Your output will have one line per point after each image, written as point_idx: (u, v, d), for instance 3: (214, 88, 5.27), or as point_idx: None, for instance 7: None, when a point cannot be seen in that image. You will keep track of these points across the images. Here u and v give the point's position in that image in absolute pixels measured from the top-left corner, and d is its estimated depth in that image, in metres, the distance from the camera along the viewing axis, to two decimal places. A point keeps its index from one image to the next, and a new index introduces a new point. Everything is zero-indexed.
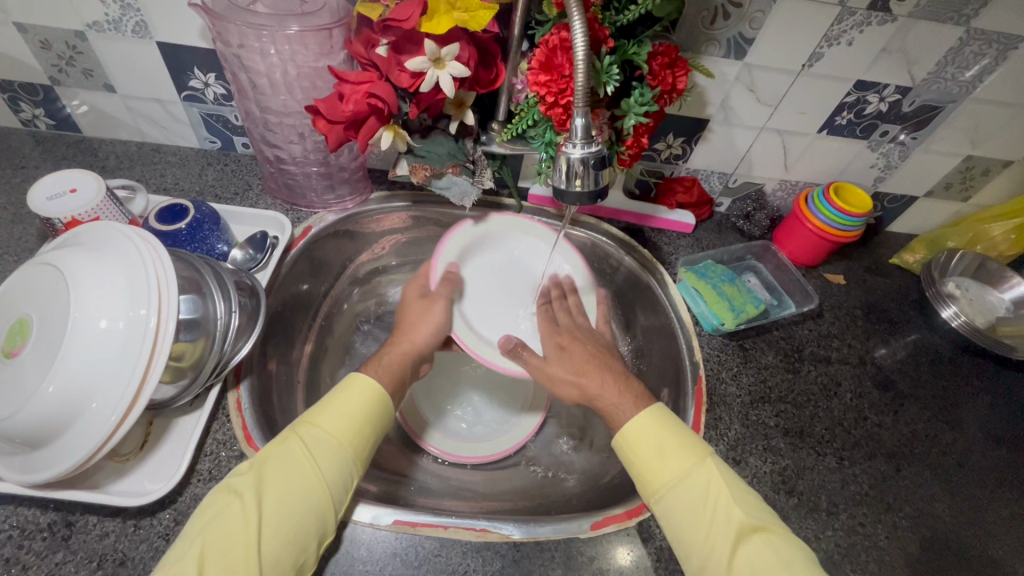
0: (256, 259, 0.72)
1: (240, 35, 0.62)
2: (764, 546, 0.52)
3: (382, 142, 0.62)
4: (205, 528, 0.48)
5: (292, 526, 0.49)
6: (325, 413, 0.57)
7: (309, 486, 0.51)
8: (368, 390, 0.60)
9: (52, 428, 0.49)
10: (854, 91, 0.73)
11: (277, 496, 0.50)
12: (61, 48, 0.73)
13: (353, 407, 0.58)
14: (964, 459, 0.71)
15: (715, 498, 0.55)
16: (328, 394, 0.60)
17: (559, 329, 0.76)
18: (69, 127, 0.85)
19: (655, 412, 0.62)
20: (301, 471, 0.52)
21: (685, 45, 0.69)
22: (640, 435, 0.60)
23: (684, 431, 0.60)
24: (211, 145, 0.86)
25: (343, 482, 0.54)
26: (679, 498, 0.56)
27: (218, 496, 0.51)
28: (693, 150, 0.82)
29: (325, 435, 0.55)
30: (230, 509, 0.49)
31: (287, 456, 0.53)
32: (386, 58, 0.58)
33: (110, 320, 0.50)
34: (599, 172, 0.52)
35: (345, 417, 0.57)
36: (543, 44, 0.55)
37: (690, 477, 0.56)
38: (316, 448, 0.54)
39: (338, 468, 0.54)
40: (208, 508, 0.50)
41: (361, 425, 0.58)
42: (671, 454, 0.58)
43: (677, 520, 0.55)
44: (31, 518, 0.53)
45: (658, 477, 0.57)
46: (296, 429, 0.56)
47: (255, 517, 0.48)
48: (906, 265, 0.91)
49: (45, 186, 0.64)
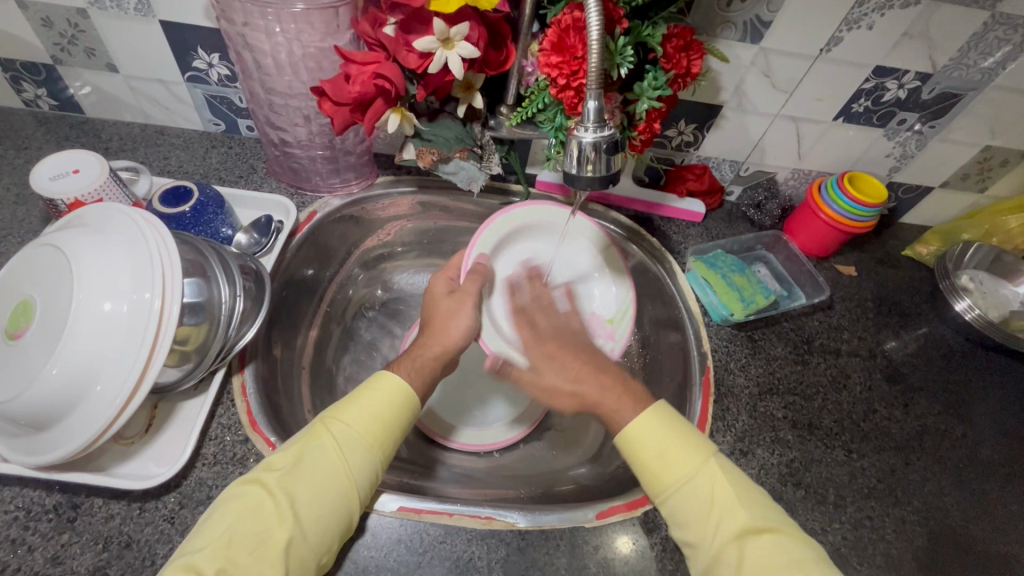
0: (261, 243, 0.71)
1: (245, 13, 0.61)
2: (767, 546, 0.51)
3: (389, 125, 0.61)
4: (235, 526, 0.47)
5: (322, 528, 0.49)
6: (353, 409, 0.56)
7: (340, 487, 0.51)
8: (400, 389, 0.58)
9: (56, 410, 0.48)
10: (872, 77, 0.71)
11: (310, 496, 0.50)
12: (63, 26, 0.72)
13: (385, 406, 0.57)
14: (974, 453, 0.71)
15: (717, 501, 0.54)
16: (357, 389, 0.58)
17: (540, 337, 0.73)
18: (71, 107, 0.84)
19: (655, 411, 0.59)
20: (332, 473, 0.51)
21: (700, 28, 0.67)
22: (642, 438, 0.57)
23: (686, 432, 0.58)
24: (215, 127, 0.85)
25: (369, 481, 0.54)
26: (676, 503, 0.55)
27: (245, 490, 0.50)
28: (706, 137, 0.80)
29: (356, 435, 0.54)
30: (261, 509, 0.48)
31: (316, 454, 0.52)
32: (394, 37, 0.56)
33: (114, 302, 0.49)
34: (611, 157, 0.51)
35: (377, 417, 0.56)
36: (555, 24, 0.54)
37: (693, 482, 0.55)
38: (347, 447, 0.53)
39: (367, 469, 0.53)
40: (235, 501, 0.49)
41: (391, 424, 0.56)
42: (673, 456, 0.56)
43: (683, 520, 0.55)
44: (37, 499, 0.53)
45: (662, 479, 0.56)
46: (325, 423, 0.54)
47: (286, 519, 0.48)
48: (919, 257, 0.90)
49: (48, 166, 0.64)
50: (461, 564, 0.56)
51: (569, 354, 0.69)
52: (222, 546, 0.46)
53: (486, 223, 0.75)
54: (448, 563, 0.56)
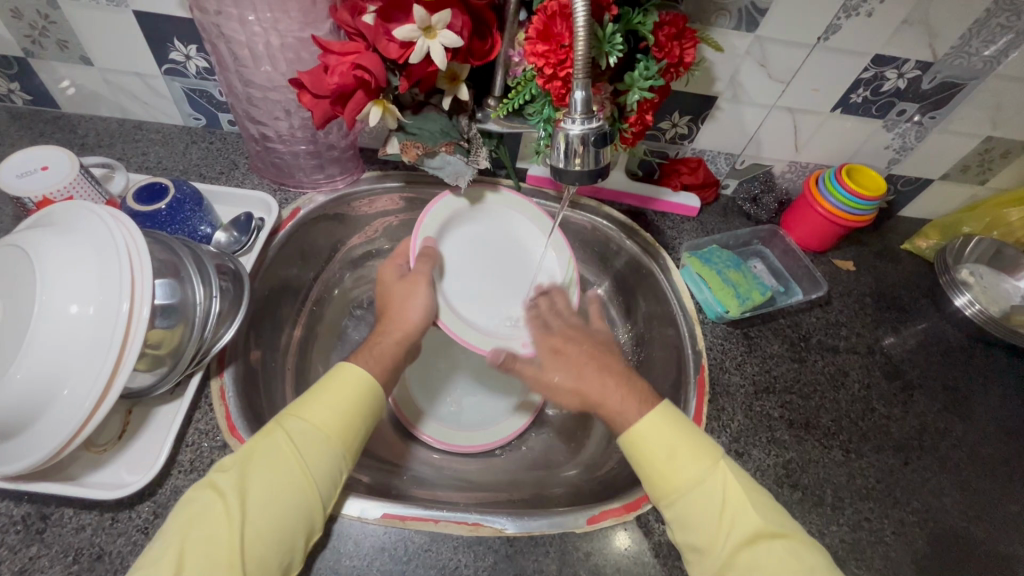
0: (241, 241, 0.69)
1: (219, 2, 0.58)
2: (781, 551, 0.50)
3: (370, 118, 0.58)
4: (187, 530, 0.46)
5: (278, 528, 0.47)
6: (311, 404, 0.54)
7: (296, 484, 0.49)
8: (360, 379, 0.57)
9: (21, 418, 0.46)
10: (871, 67, 0.69)
11: (263, 495, 0.48)
12: (33, 17, 0.69)
13: (343, 398, 0.55)
14: (974, 451, 0.69)
15: (725, 507, 0.53)
16: (318, 383, 0.56)
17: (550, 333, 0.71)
18: (46, 102, 0.81)
19: (661, 412, 0.58)
20: (287, 469, 0.50)
21: (693, 16, 0.64)
22: (650, 441, 0.56)
23: (695, 434, 0.57)
24: (196, 122, 0.83)
25: (331, 478, 0.52)
26: (682, 510, 0.54)
27: (199, 494, 0.48)
28: (700, 129, 0.78)
29: (313, 429, 0.52)
30: (212, 511, 0.46)
31: (270, 451, 0.50)
32: (373, 26, 0.54)
33: (80, 304, 0.47)
34: (600, 150, 0.49)
35: (336, 411, 0.54)
36: (542, 11, 0.51)
37: (700, 487, 0.54)
38: (303, 443, 0.51)
39: (328, 465, 0.52)
40: (189, 505, 0.47)
41: (352, 417, 0.55)
42: (685, 460, 0.55)
43: (689, 525, 0.53)
44: (5, 510, 0.51)
45: (671, 484, 0.55)
46: (282, 420, 0.53)
47: (236, 517, 0.46)
48: (918, 251, 0.88)
49: (15, 162, 0.61)
50: (446, 572, 0.54)
51: (578, 350, 0.66)
52: (176, 552, 0.44)
53: (429, 207, 0.73)
54: (433, 571, 0.54)
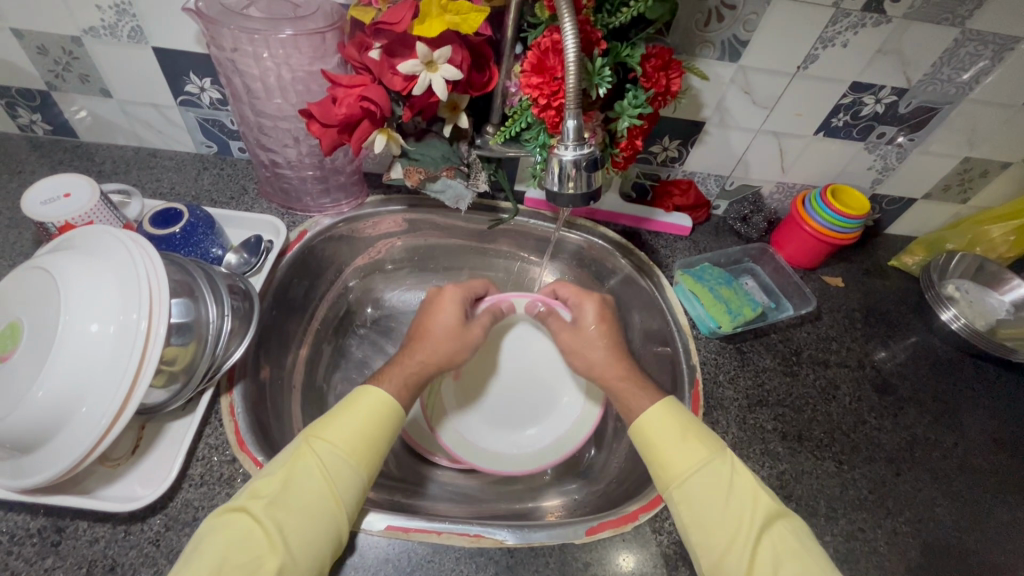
0: (251, 263, 0.72)
1: (234, 40, 0.62)
2: (785, 533, 0.54)
3: (376, 145, 0.62)
4: (222, 554, 0.47)
5: (313, 549, 0.49)
6: (336, 427, 0.56)
7: (328, 508, 0.51)
8: (380, 400, 0.58)
9: (41, 433, 0.48)
10: (849, 93, 0.73)
11: (298, 519, 0.50)
12: (57, 53, 0.73)
13: (368, 420, 0.57)
14: (964, 462, 0.71)
15: (731, 484, 0.56)
16: (341, 404, 0.58)
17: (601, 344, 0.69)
18: (66, 131, 0.85)
19: (668, 403, 0.62)
20: (318, 492, 0.52)
21: (679, 48, 0.68)
22: (653, 431, 0.60)
23: (693, 427, 0.60)
24: (207, 149, 0.86)
25: (357, 497, 0.54)
26: (690, 491, 0.56)
27: (230, 517, 0.49)
28: (689, 153, 0.82)
29: (340, 452, 0.54)
30: (247, 534, 0.48)
31: (302, 475, 0.52)
32: (379, 61, 0.58)
33: (101, 323, 0.50)
34: (591, 174, 0.53)
35: (357, 430, 0.56)
36: (535, 46, 0.55)
37: (706, 471, 0.57)
38: (332, 466, 0.53)
39: (354, 485, 0.54)
40: (220, 530, 0.49)
41: (375, 437, 0.57)
42: (687, 449, 0.58)
43: (698, 515, 0.55)
44: (22, 523, 0.53)
45: (673, 473, 0.57)
46: (310, 443, 0.55)
47: (277, 541, 0.48)
48: (904, 267, 0.91)
49: (39, 189, 0.65)
50: None
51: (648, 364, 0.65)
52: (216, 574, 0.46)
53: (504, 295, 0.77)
54: None
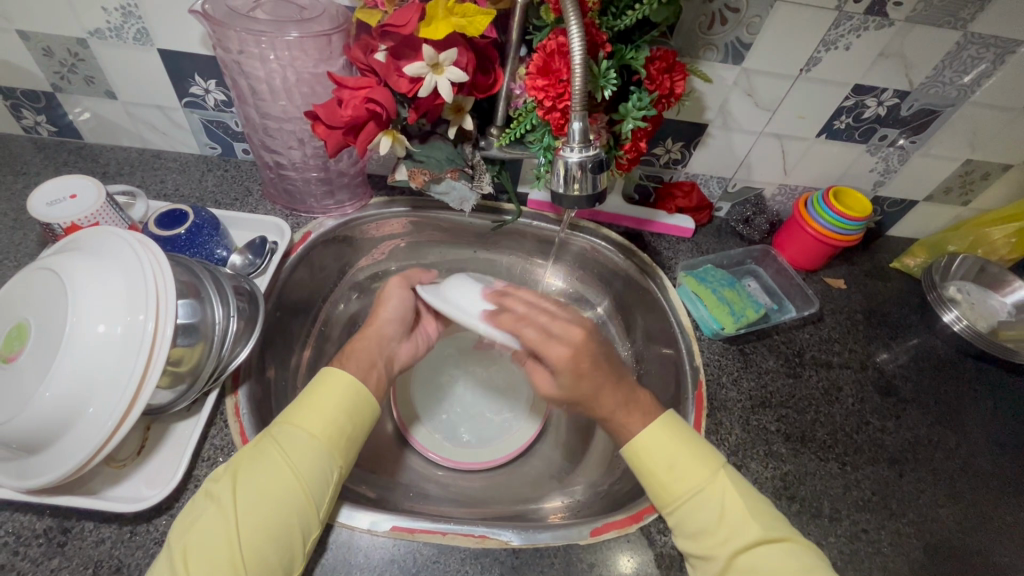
0: (255, 264, 0.72)
1: (240, 42, 0.62)
2: (780, 554, 0.53)
3: (381, 147, 0.62)
4: (187, 538, 0.48)
5: (265, 524, 0.49)
6: (300, 410, 0.57)
7: (289, 487, 0.51)
8: (343, 383, 0.59)
9: (48, 433, 0.48)
10: (852, 95, 0.73)
11: (253, 496, 0.50)
12: (63, 55, 0.73)
13: (330, 402, 0.57)
14: (968, 463, 0.71)
15: (724, 510, 0.56)
16: (305, 391, 0.59)
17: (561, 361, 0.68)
18: (70, 133, 0.85)
19: (658, 428, 0.62)
20: (273, 468, 0.52)
21: (682, 50, 0.69)
22: (642, 461, 0.61)
23: (686, 450, 0.60)
24: (212, 151, 0.87)
25: (320, 478, 0.53)
26: (683, 517, 0.57)
27: (199, 503, 0.51)
28: (693, 155, 0.82)
29: (298, 431, 0.55)
30: (207, 515, 0.49)
31: (261, 456, 0.53)
32: (385, 63, 0.58)
33: (108, 324, 0.50)
34: (597, 176, 0.53)
35: (319, 412, 0.56)
36: (542, 49, 0.55)
37: (698, 497, 0.57)
38: (289, 445, 0.54)
39: (314, 463, 0.53)
40: (190, 518, 0.50)
41: (336, 417, 0.57)
42: (678, 474, 0.59)
43: (692, 537, 0.56)
44: (27, 524, 0.53)
45: (666, 497, 0.58)
46: (273, 429, 0.56)
47: (231, 520, 0.49)
48: (906, 269, 0.91)
49: (45, 191, 0.65)
50: None
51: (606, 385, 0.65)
52: (179, 556, 0.47)
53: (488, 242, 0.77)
54: None
